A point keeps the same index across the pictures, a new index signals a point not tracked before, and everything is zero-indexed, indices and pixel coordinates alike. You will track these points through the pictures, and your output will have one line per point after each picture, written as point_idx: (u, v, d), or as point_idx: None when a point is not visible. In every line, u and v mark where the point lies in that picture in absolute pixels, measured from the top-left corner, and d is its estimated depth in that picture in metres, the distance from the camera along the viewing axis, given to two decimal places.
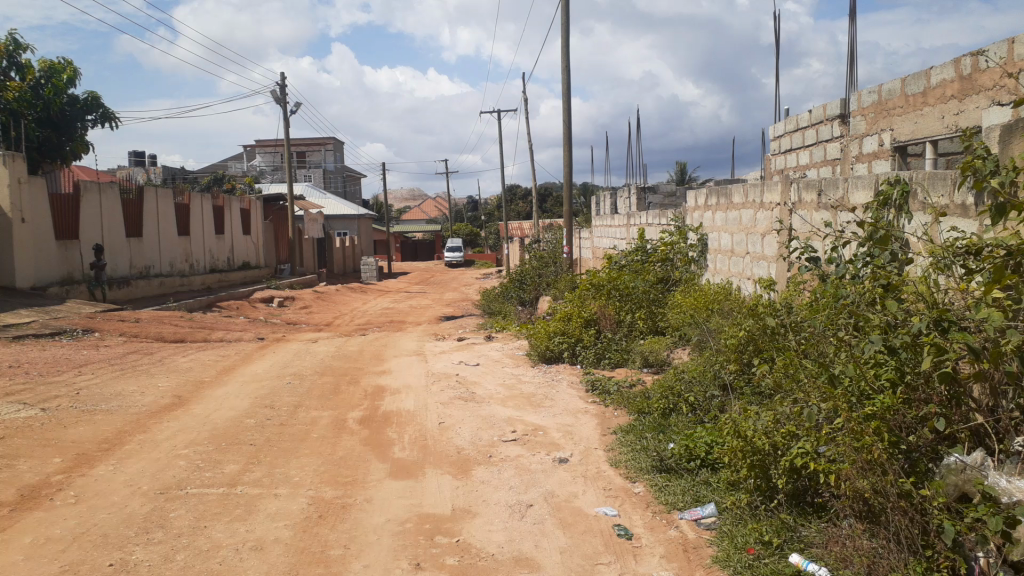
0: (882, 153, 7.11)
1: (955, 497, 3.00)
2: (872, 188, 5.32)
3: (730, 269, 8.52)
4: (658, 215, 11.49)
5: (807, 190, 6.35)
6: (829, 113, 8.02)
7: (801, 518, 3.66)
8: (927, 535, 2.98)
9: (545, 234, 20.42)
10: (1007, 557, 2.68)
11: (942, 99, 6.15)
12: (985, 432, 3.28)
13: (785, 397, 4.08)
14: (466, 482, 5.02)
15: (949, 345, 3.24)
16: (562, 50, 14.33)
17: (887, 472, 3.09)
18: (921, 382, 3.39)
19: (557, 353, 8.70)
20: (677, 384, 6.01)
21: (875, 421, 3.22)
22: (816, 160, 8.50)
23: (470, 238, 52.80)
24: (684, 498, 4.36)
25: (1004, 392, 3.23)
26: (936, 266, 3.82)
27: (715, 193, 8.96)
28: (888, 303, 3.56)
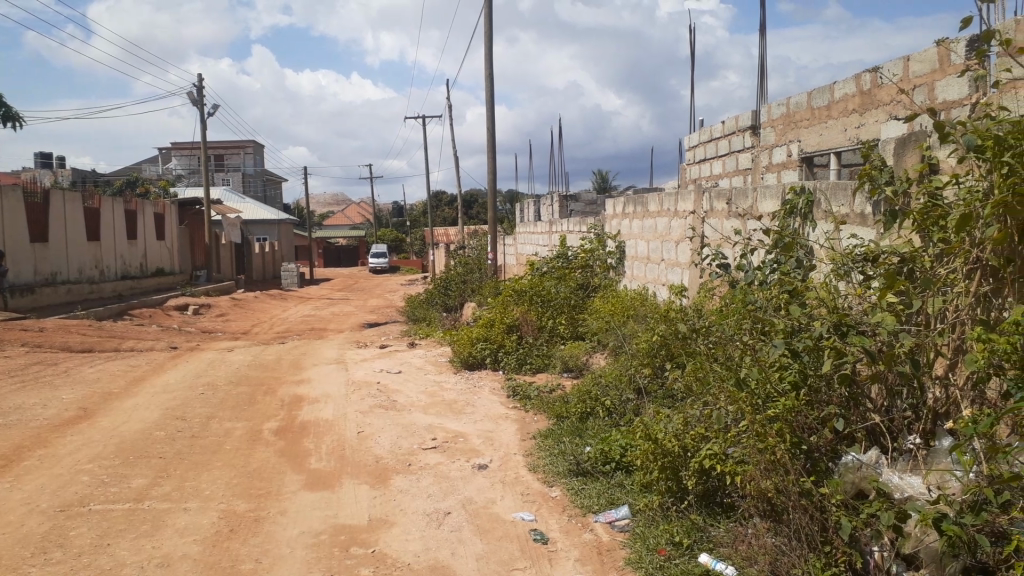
0: (791, 164, 7.36)
1: (853, 494, 3.13)
2: (779, 197, 5.52)
3: (647, 275, 8.68)
4: (580, 221, 11.64)
5: (719, 199, 6.54)
6: (741, 123, 8.27)
7: (710, 519, 3.76)
8: (826, 532, 3.09)
9: (470, 241, 20.39)
10: (900, 551, 2.81)
11: (845, 112, 6.43)
12: (880, 431, 3.45)
13: (696, 400, 4.20)
14: (383, 492, 4.97)
15: (848, 348, 3.38)
16: (487, 58, 14.43)
17: (788, 472, 3.20)
18: (823, 385, 3.53)
19: (480, 359, 8.65)
20: (594, 388, 6.11)
21: (779, 422, 3.33)
22: (728, 170, 8.76)
23: (395, 245, 52.50)
24: (599, 501, 4.43)
25: (899, 393, 3.40)
26: (836, 273, 3.99)
27: (632, 202, 9.13)
28: (791, 308, 3.71)
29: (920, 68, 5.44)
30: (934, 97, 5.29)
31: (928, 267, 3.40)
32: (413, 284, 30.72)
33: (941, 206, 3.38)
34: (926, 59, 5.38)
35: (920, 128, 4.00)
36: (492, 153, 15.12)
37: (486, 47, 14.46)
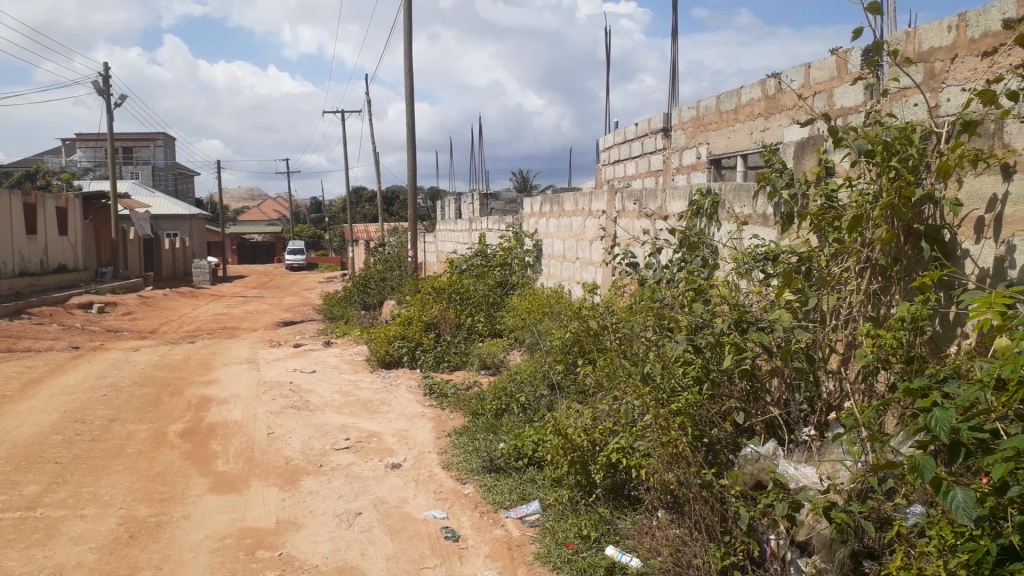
0: (700, 166, 7.55)
1: (752, 485, 3.24)
2: (687, 198, 5.67)
3: (562, 273, 8.76)
4: (499, 220, 11.67)
5: (631, 200, 6.66)
6: (653, 126, 8.44)
7: (618, 511, 3.84)
8: (725, 521, 3.18)
9: (389, 239, 20.19)
10: (794, 538, 2.93)
11: (751, 116, 6.65)
12: (778, 424, 3.58)
13: (606, 396, 4.28)
14: (293, 494, 4.87)
15: (747, 344, 3.50)
16: (406, 55, 14.32)
17: (690, 465, 3.31)
18: (725, 379, 3.64)
19: (397, 357, 8.50)
20: (510, 385, 6.15)
21: (682, 416, 3.42)
22: (642, 171, 8.93)
23: (313, 242, 51.54)
24: (510, 497, 4.45)
25: (797, 386, 3.54)
26: (738, 271, 4.14)
27: (549, 201, 9.22)
28: (695, 306, 3.83)
29: (820, 75, 5.66)
30: (833, 104, 5.52)
31: (823, 266, 3.55)
32: (332, 282, 30.23)
33: (835, 208, 3.54)
34: (826, 67, 5.60)
35: (817, 133, 4.15)
36: (411, 150, 15.00)
37: (406, 42, 14.32)
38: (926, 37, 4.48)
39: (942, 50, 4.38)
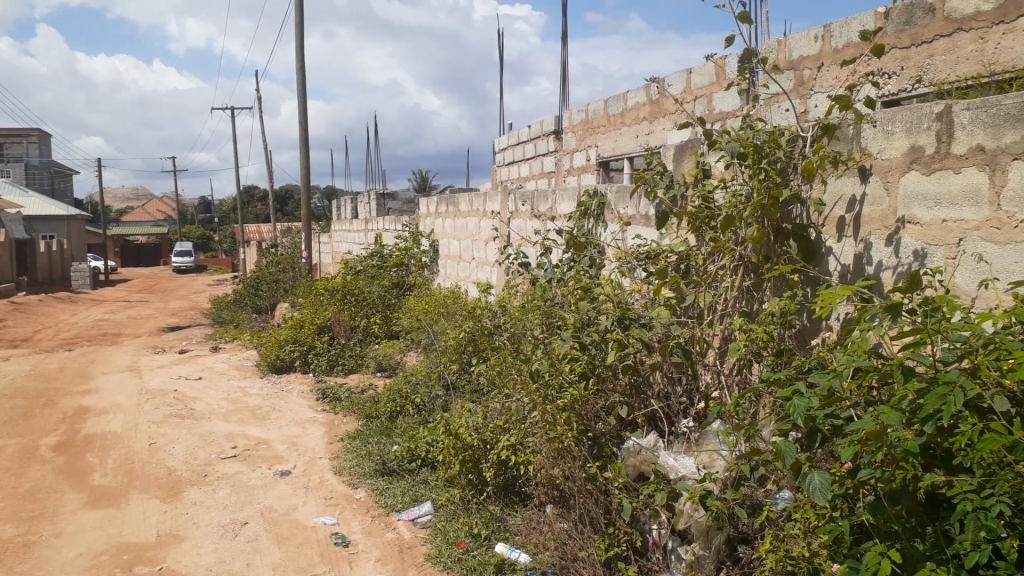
0: (590, 168, 7.71)
1: (634, 477, 3.35)
2: (576, 199, 5.78)
3: (458, 274, 8.76)
4: (395, 220, 11.55)
5: (523, 200, 6.72)
6: (545, 128, 8.55)
7: (508, 508, 3.88)
8: (609, 513, 3.26)
9: (283, 240, 19.67)
10: (675, 527, 3.04)
11: (637, 120, 6.83)
12: (659, 416, 3.71)
13: (497, 394, 4.32)
14: (175, 506, 4.68)
15: (629, 340, 3.63)
16: (298, 52, 13.99)
17: (575, 458, 3.38)
18: (609, 374, 3.74)
19: (288, 361, 8.28)
20: (405, 386, 6.09)
21: (568, 411, 3.50)
22: (535, 172, 9.03)
23: (202, 243, 49.63)
24: (402, 499, 4.42)
25: (677, 380, 3.68)
26: (622, 270, 4.27)
27: (444, 201, 9.20)
28: (581, 304, 3.93)
29: (701, 80, 5.88)
30: (712, 108, 5.74)
31: (700, 265, 3.70)
32: (223, 285, 29.18)
33: (710, 209, 3.69)
34: (705, 72, 5.82)
35: (694, 137, 4.32)
36: (304, 148, 14.66)
37: (297, 38, 13.98)
38: (796, 47, 4.72)
39: (810, 59, 4.62)
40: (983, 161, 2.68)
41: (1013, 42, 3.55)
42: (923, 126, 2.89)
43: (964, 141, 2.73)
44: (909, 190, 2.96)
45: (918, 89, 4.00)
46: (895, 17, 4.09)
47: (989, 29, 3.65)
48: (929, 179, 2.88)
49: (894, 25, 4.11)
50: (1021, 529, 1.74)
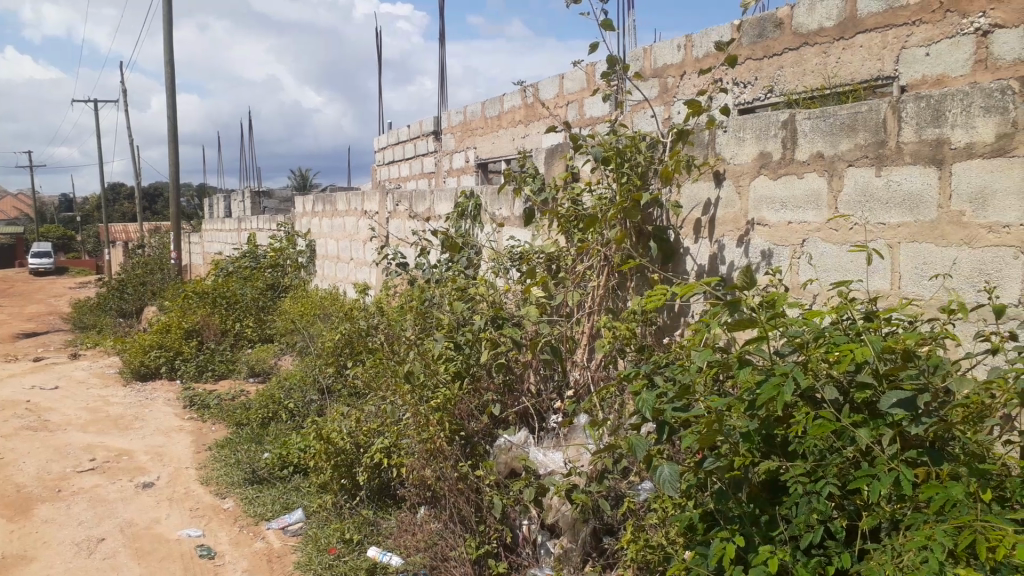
0: (468, 169, 7.74)
1: (506, 473, 3.40)
2: (453, 200, 5.80)
3: (336, 275, 8.60)
4: (270, 220, 11.21)
5: (401, 201, 6.68)
6: (424, 129, 8.52)
7: (381, 512, 3.85)
8: (480, 511, 3.30)
9: (151, 240, 18.73)
10: (545, 521, 3.11)
11: (513, 123, 6.92)
12: (530, 414, 3.78)
13: (371, 397, 4.27)
14: (23, 525, 4.37)
15: (501, 338, 3.68)
16: (166, 45, 13.37)
17: (447, 458, 3.39)
18: (483, 373, 3.78)
19: (154, 368, 7.89)
20: (278, 392, 5.92)
21: (440, 412, 3.51)
22: (415, 172, 8.98)
23: (62, 243, 46.54)
24: (272, 507, 4.31)
25: (548, 378, 3.77)
26: (496, 271, 4.31)
27: (321, 201, 9.02)
28: (455, 304, 3.95)
29: (573, 85, 6.02)
30: (583, 113, 5.88)
31: (569, 265, 3.81)
32: (84, 288, 27.45)
33: (578, 211, 3.79)
34: (577, 78, 5.97)
35: (563, 142, 4.43)
36: (173, 145, 14.00)
37: (165, 30, 13.34)
38: (660, 55, 4.91)
39: (673, 67, 4.82)
40: (822, 167, 2.87)
41: (852, 56, 3.82)
42: (770, 134, 3.06)
43: (806, 148, 2.92)
44: (758, 193, 3.14)
45: (770, 98, 4.25)
46: (748, 30, 4.32)
47: (831, 43, 3.91)
48: (776, 183, 3.07)
49: (747, 37, 4.34)
50: (850, 510, 1.89)
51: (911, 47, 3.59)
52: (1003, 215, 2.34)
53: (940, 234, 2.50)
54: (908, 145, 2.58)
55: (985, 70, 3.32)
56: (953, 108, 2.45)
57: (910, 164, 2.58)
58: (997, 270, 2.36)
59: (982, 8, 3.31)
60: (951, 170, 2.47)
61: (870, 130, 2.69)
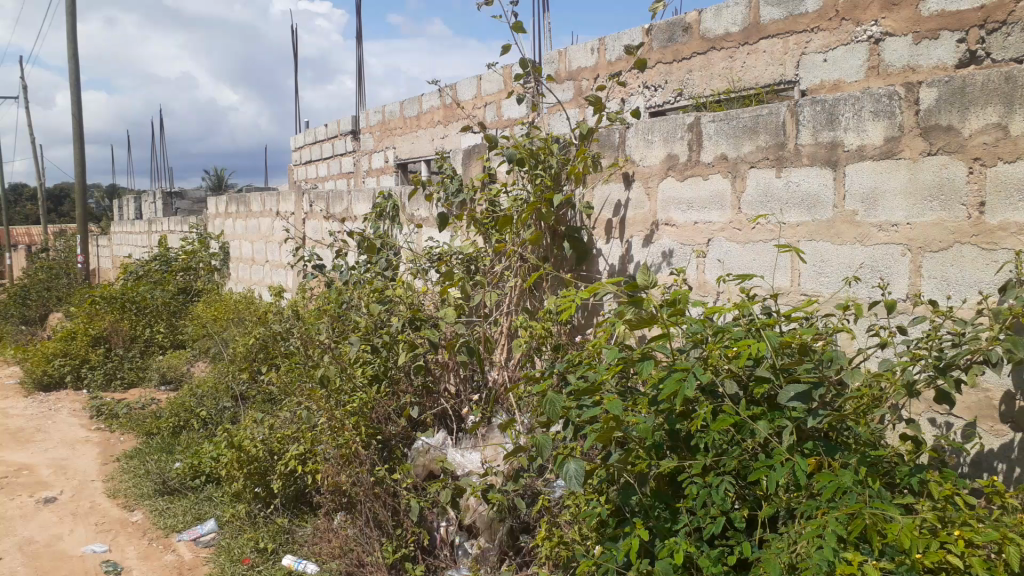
0: (387, 169, 7.67)
1: (424, 476, 3.39)
2: (370, 201, 5.74)
3: (252, 278, 8.40)
4: (183, 222, 10.87)
5: (318, 202, 6.57)
6: (342, 128, 8.40)
7: (297, 519, 3.78)
8: (397, 515, 3.28)
9: (54, 243, 17.89)
10: (462, 522, 3.12)
11: (431, 123, 6.89)
12: (448, 415, 3.77)
13: (286, 402, 4.18)
14: None
15: (418, 340, 3.66)
16: (70, 40, 12.80)
17: (362, 463, 3.36)
18: (400, 376, 3.76)
19: (58, 377, 7.54)
20: (189, 399, 5.74)
21: (355, 416, 3.46)
22: (332, 172, 8.85)
23: None
24: (183, 519, 4.18)
25: (466, 379, 3.77)
26: (414, 272, 4.28)
27: (235, 202, 8.79)
28: (371, 306, 3.90)
29: (490, 87, 6.04)
30: (501, 114, 5.91)
31: (486, 266, 3.82)
32: None
33: (495, 212, 3.81)
34: (494, 79, 5.98)
35: (479, 143, 4.44)
36: (78, 143, 13.40)
37: (69, 24, 12.77)
38: (575, 57, 4.97)
39: (587, 70, 4.88)
40: (726, 169, 2.96)
41: (756, 61, 3.95)
42: (677, 136, 3.14)
43: (711, 150, 3.01)
44: (666, 194, 3.22)
45: (680, 101, 4.35)
46: (658, 34, 4.42)
47: (736, 48, 4.03)
48: (683, 185, 3.14)
49: (658, 42, 4.44)
50: (750, 500, 1.95)
51: (809, 53, 3.73)
52: (891, 215, 2.45)
53: (836, 232, 2.61)
54: (806, 147, 2.68)
55: (878, 76, 3.49)
56: (845, 112, 2.56)
57: (807, 166, 2.68)
58: (887, 267, 2.47)
59: (874, 16, 3.46)
60: (845, 171, 2.57)
61: (770, 133, 2.79)
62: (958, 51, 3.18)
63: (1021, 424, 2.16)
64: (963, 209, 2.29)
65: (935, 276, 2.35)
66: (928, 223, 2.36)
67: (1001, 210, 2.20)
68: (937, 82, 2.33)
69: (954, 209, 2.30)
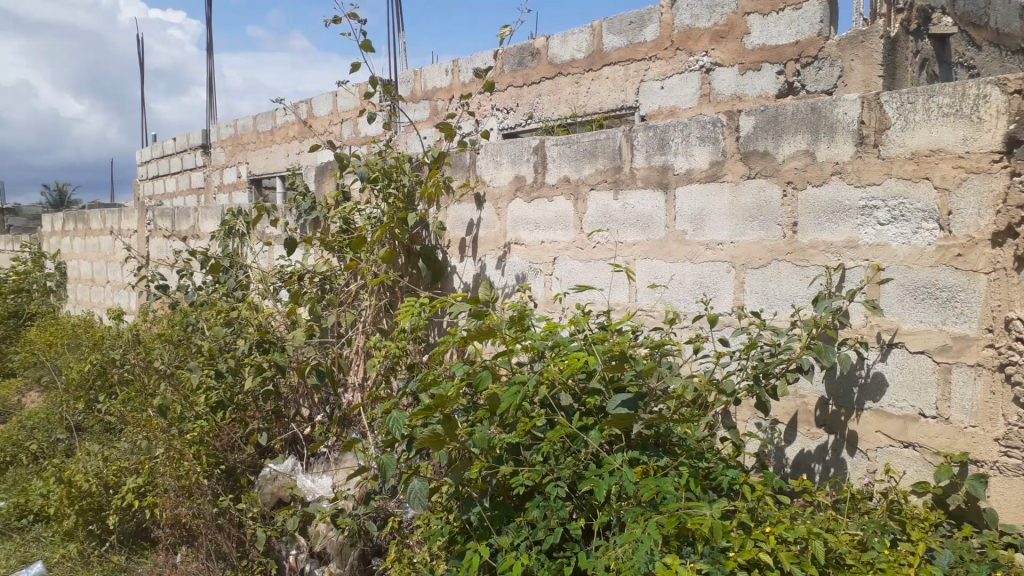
0: (240, 185, 7.41)
1: (271, 504, 3.30)
2: (220, 218, 5.53)
3: (92, 299, 7.88)
4: (14, 240, 10.06)
5: (164, 219, 6.26)
6: (192, 142, 8.06)
7: (136, 556, 3.56)
8: (243, 545, 3.17)
9: None
10: (313, 549, 3.06)
11: (286, 139, 6.73)
12: (298, 439, 3.69)
13: (123, 432, 3.93)
14: None
15: (266, 364, 3.55)
16: None
17: (203, 494, 3.21)
18: (247, 401, 3.64)
19: None
20: (17, 432, 5.30)
21: (196, 444, 3.32)
22: (182, 188, 8.45)
23: None
24: (7, 563, 3.85)
25: (318, 400, 3.71)
26: (264, 292, 4.16)
27: (73, 218, 8.22)
28: (215, 329, 3.74)
29: (345, 104, 5.97)
30: (357, 131, 5.85)
31: (339, 284, 3.71)
32: None
33: (348, 231, 3.75)
34: (349, 96, 5.92)
35: (332, 160, 4.38)
36: None
37: None
38: (430, 77, 5.00)
39: (442, 91, 4.93)
40: (569, 190, 3.06)
41: (600, 87, 4.12)
42: (524, 158, 3.22)
43: (554, 173, 3.10)
44: (515, 214, 3.29)
45: (531, 124, 4.47)
46: (509, 58, 4.53)
47: (582, 74, 4.19)
48: (530, 206, 3.22)
49: (509, 65, 4.54)
50: (585, 509, 2.02)
51: (648, 81, 3.92)
52: (717, 234, 2.61)
53: (668, 251, 2.75)
54: (640, 170, 2.82)
55: (709, 104, 3.70)
56: (675, 138, 2.71)
57: (642, 188, 2.82)
58: (714, 284, 2.63)
59: (704, 47, 3.69)
60: (675, 194, 2.72)
61: (608, 156, 2.91)
62: (777, 82, 3.44)
63: (832, 426, 2.34)
64: (779, 230, 2.46)
65: (756, 290, 2.52)
66: (749, 242, 2.53)
67: (810, 230, 2.38)
68: (754, 111, 2.50)
69: (771, 229, 2.48)
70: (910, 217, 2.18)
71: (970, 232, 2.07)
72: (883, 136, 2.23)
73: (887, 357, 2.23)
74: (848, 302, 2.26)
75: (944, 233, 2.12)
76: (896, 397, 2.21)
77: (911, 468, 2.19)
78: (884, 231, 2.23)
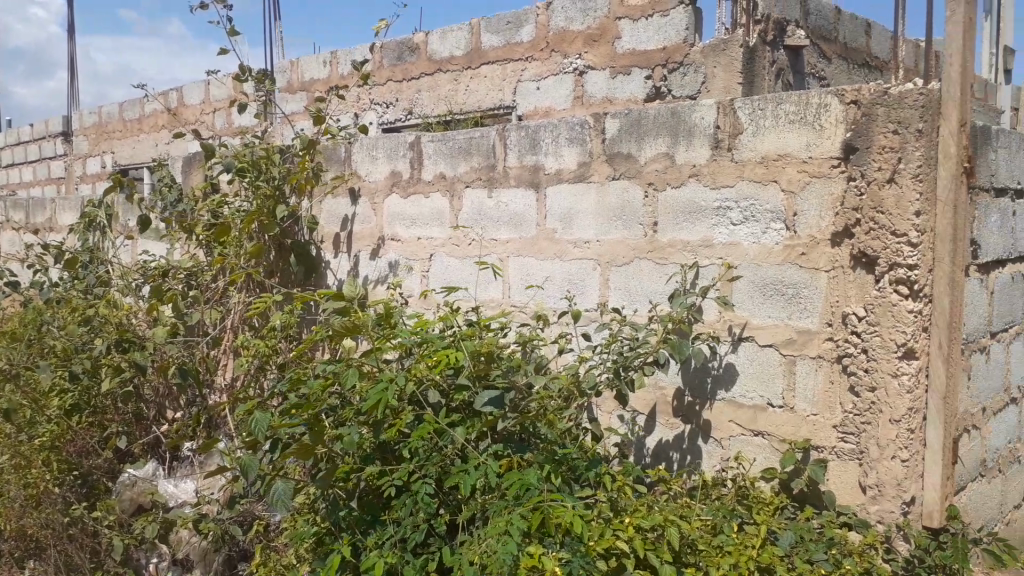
0: (104, 176, 7.01)
1: (130, 511, 3.17)
2: (79, 211, 5.23)
3: None
4: None
5: (17, 210, 5.85)
6: (51, 129, 7.56)
7: None
8: (97, 555, 3.01)
9: None
10: (174, 556, 2.95)
11: (155, 128, 6.42)
12: (160, 443, 3.53)
13: None
14: None
15: (125, 364, 3.37)
16: None
17: (54, 503, 3.02)
18: (104, 404, 3.45)
19: None
20: None
21: (46, 450, 3.12)
22: (39, 178, 7.91)
23: None
24: None
25: (183, 402, 3.58)
26: (125, 289, 3.95)
27: None
28: (70, 327, 3.50)
29: (218, 93, 5.75)
30: (230, 122, 5.65)
31: (206, 280, 3.56)
32: None
33: (216, 224, 3.56)
34: (222, 85, 5.71)
35: (200, 151, 4.22)
36: None
37: None
38: (307, 69, 4.89)
39: (320, 83, 4.82)
40: (444, 187, 3.07)
41: (477, 85, 4.14)
42: (400, 154, 3.20)
43: (430, 169, 3.10)
44: (392, 210, 3.26)
45: (410, 120, 4.44)
46: (388, 53, 4.49)
47: (461, 72, 4.20)
48: (406, 202, 3.21)
49: (388, 60, 4.51)
50: (451, 505, 2.03)
51: (525, 81, 3.98)
52: (584, 232, 2.68)
53: (539, 248, 2.80)
54: (512, 169, 2.85)
55: (582, 105, 3.79)
56: (546, 138, 2.76)
57: (514, 187, 2.85)
58: (581, 281, 2.69)
59: (578, 50, 3.77)
60: (545, 192, 2.77)
61: (482, 154, 2.93)
62: (645, 86, 3.55)
63: (689, 417, 2.45)
64: (641, 229, 2.54)
65: (619, 287, 2.60)
66: (614, 240, 2.60)
67: (669, 229, 2.48)
68: (619, 114, 2.58)
69: (634, 228, 2.56)
70: (760, 218, 2.30)
71: (813, 232, 2.21)
72: (736, 141, 2.34)
73: (739, 350, 2.35)
74: (701, 298, 2.35)
75: (790, 233, 2.25)
76: (747, 389, 2.33)
77: (760, 455, 2.32)
78: (736, 230, 2.35)
